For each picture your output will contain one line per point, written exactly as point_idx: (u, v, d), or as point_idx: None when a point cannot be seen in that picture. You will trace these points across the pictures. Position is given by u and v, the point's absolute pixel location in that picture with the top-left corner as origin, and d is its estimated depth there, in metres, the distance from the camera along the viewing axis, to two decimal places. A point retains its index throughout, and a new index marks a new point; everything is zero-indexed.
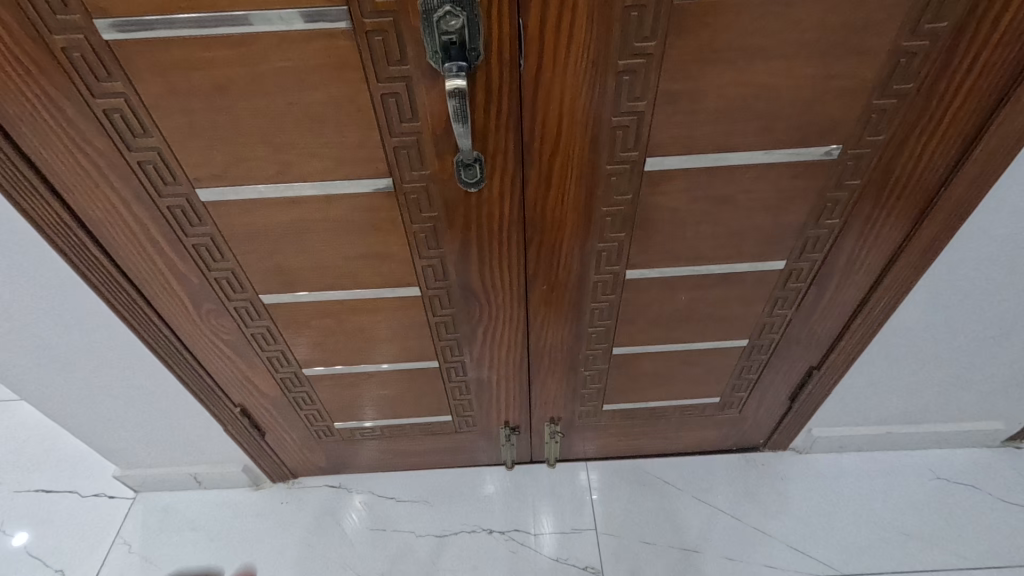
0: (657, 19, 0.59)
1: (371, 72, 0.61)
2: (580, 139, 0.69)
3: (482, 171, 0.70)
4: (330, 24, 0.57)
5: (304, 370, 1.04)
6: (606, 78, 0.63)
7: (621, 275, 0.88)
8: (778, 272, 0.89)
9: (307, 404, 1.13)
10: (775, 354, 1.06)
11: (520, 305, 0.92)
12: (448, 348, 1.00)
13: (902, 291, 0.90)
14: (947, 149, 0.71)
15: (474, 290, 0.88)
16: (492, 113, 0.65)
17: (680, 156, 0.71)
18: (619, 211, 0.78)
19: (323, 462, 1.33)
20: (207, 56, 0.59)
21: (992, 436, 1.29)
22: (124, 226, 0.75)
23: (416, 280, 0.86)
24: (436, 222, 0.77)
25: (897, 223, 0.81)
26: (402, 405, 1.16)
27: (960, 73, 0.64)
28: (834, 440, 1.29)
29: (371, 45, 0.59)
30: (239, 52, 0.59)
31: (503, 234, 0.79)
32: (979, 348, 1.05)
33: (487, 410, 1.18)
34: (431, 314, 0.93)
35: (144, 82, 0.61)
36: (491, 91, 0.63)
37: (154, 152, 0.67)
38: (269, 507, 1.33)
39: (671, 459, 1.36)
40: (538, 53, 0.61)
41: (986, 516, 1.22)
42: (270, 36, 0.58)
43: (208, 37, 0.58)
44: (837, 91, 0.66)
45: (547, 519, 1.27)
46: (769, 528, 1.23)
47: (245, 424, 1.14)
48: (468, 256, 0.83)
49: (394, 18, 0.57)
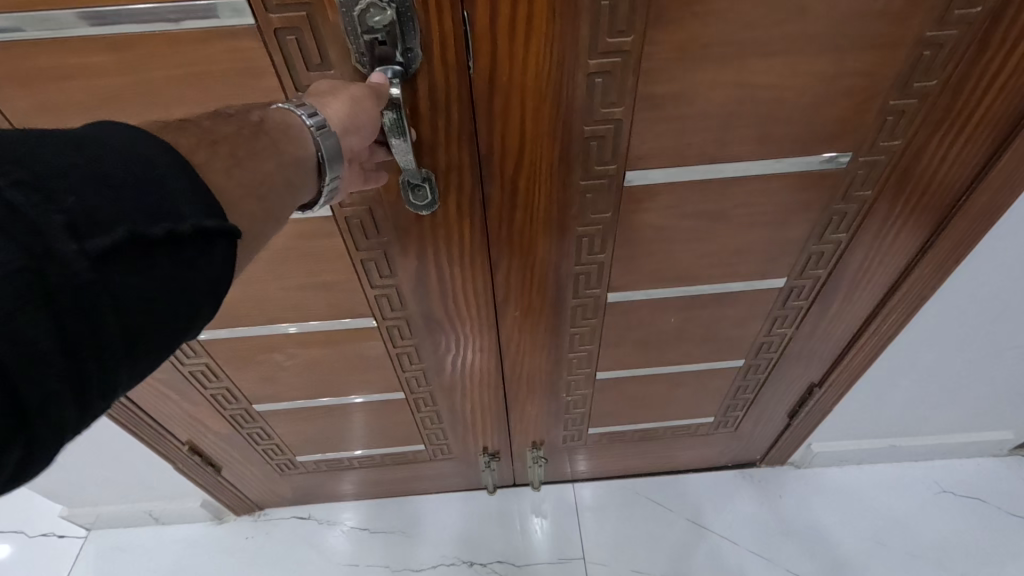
0: (633, 9, 0.48)
1: (287, 78, 0.51)
2: (548, 152, 0.58)
3: (435, 191, 0.61)
4: (228, 21, 0.47)
5: (254, 406, 0.96)
6: (575, 81, 0.53)
7: (603, 298, 0.78)
8: (776, 290, 0.79)
9: (263, 439, 1.05)
10: (773, 373, 0.97)
11: (491, 332, 0.82)
12: (414, 377, 0.91)
13: (912, 304, 0.81)
14: (974, 151, 0.62)
15: (437, 318, 0.79)
16: (440, 125, 0.55)
17: (664, 169, 0.61)
18: (597, 230, 0.68)
19: (290, 493, 1.24)
20: (82, 63, 0.49)
21: (1000, 445, 1.20)
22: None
23: (372, 310, 0.78)
24: (386, 248, 0.68)
25: (910, 233, 0.71)
26: (370, 435, 1.06)
27: (994, 65, 0.54)
28: (835, 455, 1.21)
29: (285, 46, 0.49)
30: (121, 58, 0.48)
31: (465, 260, 0.70)
32: (997, 362, 0.95)
33: (463, 437, 1.09)
34: (391, 345, 0.84)
35: (6, 96, 0.50)
36: (436, 98, 0.53)
37: None
38: (232, 543, 1.24)
39: (662, 478, 1.28)
40: (490, 53, 0.50)
41: (997, 532, 1.14)
42: (155, 38, 0.48)
43: (79, 40, 0.47)
44: (846, 91, 0.56)
45: (533, 548, 1.18)
46: (768, 553, 1.15)
47: (197, 461, 1.06)
48: (428, 282, 0.73)
49: (306, 12, 0.47)
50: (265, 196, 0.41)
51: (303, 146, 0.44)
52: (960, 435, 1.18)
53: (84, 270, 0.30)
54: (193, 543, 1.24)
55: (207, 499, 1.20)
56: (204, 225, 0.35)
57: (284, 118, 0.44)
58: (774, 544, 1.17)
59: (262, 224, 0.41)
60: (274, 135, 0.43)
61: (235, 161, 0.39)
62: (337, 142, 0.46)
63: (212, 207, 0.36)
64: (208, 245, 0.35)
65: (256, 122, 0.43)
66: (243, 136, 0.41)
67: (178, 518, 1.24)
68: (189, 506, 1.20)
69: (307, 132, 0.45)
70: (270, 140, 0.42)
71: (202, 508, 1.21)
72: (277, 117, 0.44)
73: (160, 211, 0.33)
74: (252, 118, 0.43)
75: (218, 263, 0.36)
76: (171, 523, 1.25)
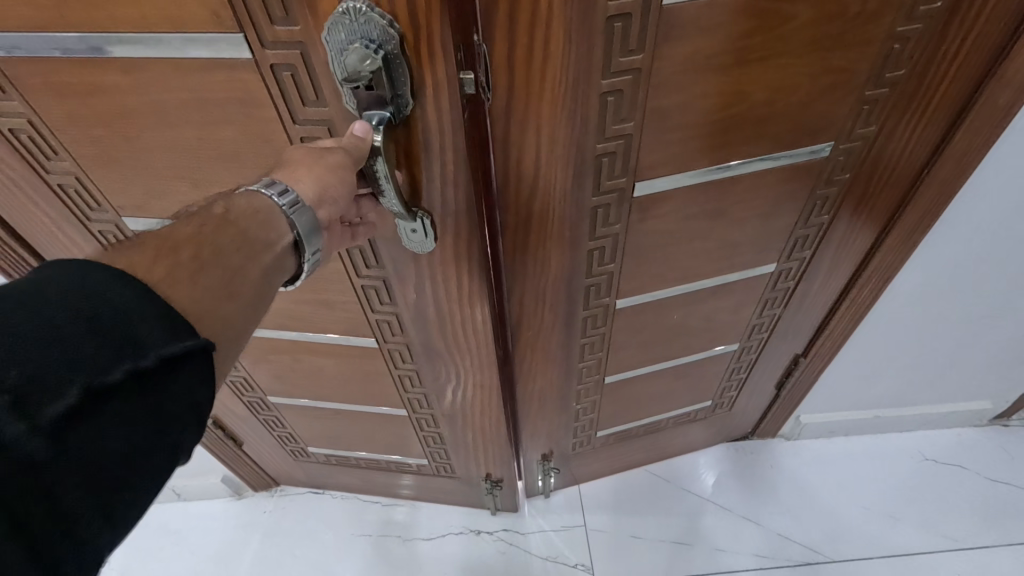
0: (644, 29, 0.49)
1: (286, 113, 0.51)
2: (558, 172, 0.59)
3: (431, 229, 0.59)
4: (228, 53, 0.47)
5: (270, 397, 0.99)
6: (588, 101, 0.53)
7: (613, 306, 0.79)
8: (768, 276, 0.83)
9: (279, 427, 1.09)
10: (764, 352, 1.03)
11: (494, 372, 0.82)
12: (417, 400, 0.93)
13: (886, 274, 0.88)
14: (933, 130, 0.68)
15: (436, 349, 0.79)
16: (436, 170, 0.54)
17: (672, 175, 0.63)
18: (606, 243, 0.69)
19: (303, 475, 1.30)
20: (98, 80, 0.50)
21: (980, 415, 1.28)
22: (63, 243, 0.70)
23: (374, 333, 0.78)
24: (386, 278, 0.68)
25: (880, 209, 0.78)
26: (378, 439, 1.08)
27: (950, 55, 0.60)
28: (823, 424, 1.28)
29: (282, 82, 0.49)
30: (132, 78, 0.50)
31: (466, 298, 0.68)
32: (965, 326, 1.03)
33: (468, 462, 1.09)
34: (393, 366, 0.85)
35: (39, 104, 0.53)
36: (431, 141, 0.51)
37: (73, 176, 0.61)
38: (251, 516, 1.32)
39: (665, 460, 1.32)
40: (506, 80, 0.50)
41: (972, 492, 1.23)
42: (159, 63, 0.48)
43: (91, 60, 0.48)
44: (827, 88, 0.59)
45: (533, 518, 1.25)
46: (759, 517, 1.22)
47: (221, 434, 1.13)
48: (424, 316, 0.73)
49: (301, 51, 0.46)
50: (238, 293, 0.41)
51: (278, 228, 0.44)
52: (938, 405, 1.26)
53: (39, 446, 0.29)
54: (215, 515, 1.33)
55: (228, 473, 1.28)
56: (167, 353, 0.34)
57: (252, 202, 0.44)
58: (769, 512, 1.22)
59: (241, 320, 0.41)
60: (240, 223, 0.42)
61: (198, 265, 0.39)
62: (312, 216, 0.45)
63: (179, 328, 0.36)
64: (177, 369, 0.35)
65: (221, 214, 0.42)
66: (205, 234, 0.41)
67: (199, 494, 1.33)
68: (211, 482, 1.29)
69: (281, 213, 0.44)
70: (236, 232, 0.42)
71: (223, 483, 1.29)
72: (243, 204, 0.44)
73: (123, 350, 0.33)
74: (217, 210, 0.43)
75: (189, 382, 0.36)
76: (193, 499, 1.35)
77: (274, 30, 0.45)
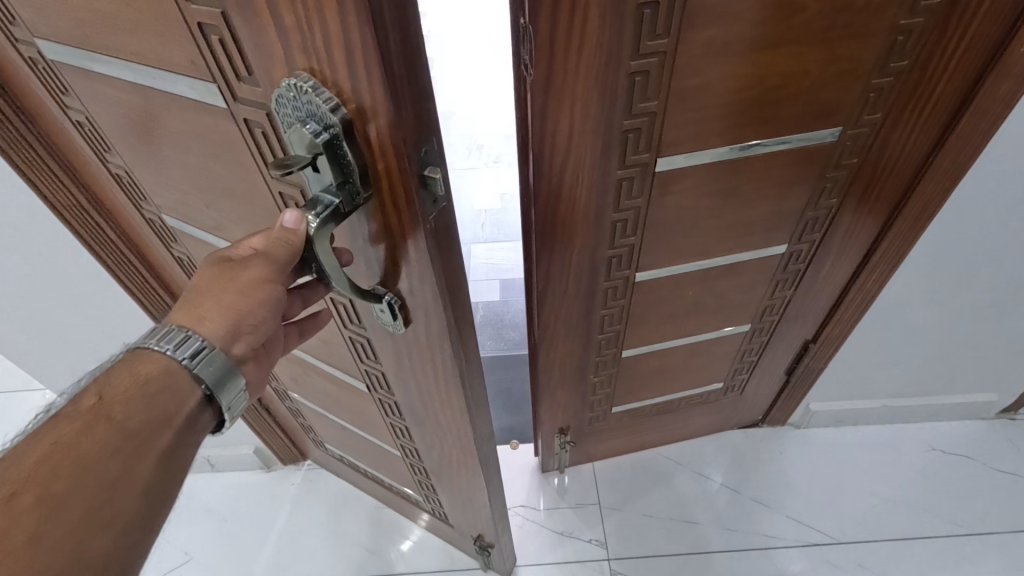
0: (669, 16, 0.55)
1: (263, 167, 0.53)
2: (586, 147, 0.66)
3: (402, 312, 0.56)
4: (208, 99, 0.49)
5: (290, 390, 1.07)
6: (617, 80, 0.60)
7: (632, 279, 0.85)
8: (779, 256, 0.89)
9: (298, 416, 1.17)
10: (774, 335, 1.07)
11: (470, 454, 0.81)
12: (409, 449, 0.97)
13: (895, 259, 0.92)
14: (936, 119, 0.73)
15: (418, 413, 0.81)
16: (404, 271, 0.52)
17: (687, 153, 0.69)
18: (629, 216, 0.75)
19: (321, 459, 1.36)
20: (125, 96, 0.55)
21: (987, 408, 1.31)
22: (130, 216, 0.80)
23: (365, 380, 0.84)
24: (366, 338, 0.71)
25: (888, 196, 0.83)
26: (379, 461, 1.12)
27: (951, 49, 0.65)
28: (832, 414, 1.32)
29: (255, 136, 0.50)
30: (145, 98, 0.54)
31: (443, 391, 0.69)
32: (973, 316, 1.07)
33: (462, 518, 1.07)
34: (385, 414, 0.91)
35: (91, 105, 0.60)
36: (398, 240, 0.49)
37: (124, 171, 0.69)
38: (281, 488, 1.40)
39: (683, 441, 1.37)
40: (546, 56, 0.58)
41: (980, 481, 1.26)
42: (163, 94, 0.52)
43: (117, 78, 0.53)
44: (835, 75, 0.65)
45: (551, 496, 1.30)
46: (772, 501, 1.26)
47: (258, 407, 1.22)
48: (405, 382, 0.75)
49: (266, 113, 0.47)
50: (111, 521, 0.39)
51: (181, 391, 0.44)
52: (947, 397, 1.29)
53: None
54: (247, 487, 1.41)
55: (260, 446, 1.36)
56: None
57: (132, 375, 0.42)
58: (778, 493, 1.27)
59: (119, 544, 0.39)
60: (116, 416, 0.40)
61: (54, 507, 0.36)
62: (222, 359, 0.45)
63: None
64: None
65: (94, 404, 0.40)
66: (68, 449, 0.38)
67: (230, 464, 1.41)
68: (245, 453, 1.37)
69: (183, 370, 0.44)
70: (111, 427, 0.40)
71: (256, 454, 1.37)
72: (125, 378, 0.42)
73: None
74: (86, 401, 0.40)
75: None
76: (224, 470, 1.43)
77: (241, 87, 0.46)
